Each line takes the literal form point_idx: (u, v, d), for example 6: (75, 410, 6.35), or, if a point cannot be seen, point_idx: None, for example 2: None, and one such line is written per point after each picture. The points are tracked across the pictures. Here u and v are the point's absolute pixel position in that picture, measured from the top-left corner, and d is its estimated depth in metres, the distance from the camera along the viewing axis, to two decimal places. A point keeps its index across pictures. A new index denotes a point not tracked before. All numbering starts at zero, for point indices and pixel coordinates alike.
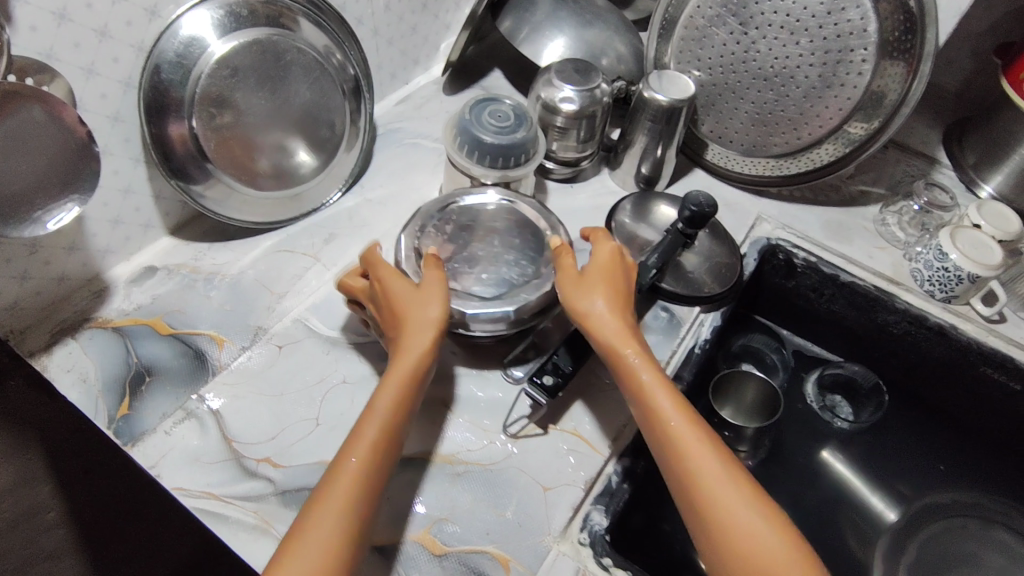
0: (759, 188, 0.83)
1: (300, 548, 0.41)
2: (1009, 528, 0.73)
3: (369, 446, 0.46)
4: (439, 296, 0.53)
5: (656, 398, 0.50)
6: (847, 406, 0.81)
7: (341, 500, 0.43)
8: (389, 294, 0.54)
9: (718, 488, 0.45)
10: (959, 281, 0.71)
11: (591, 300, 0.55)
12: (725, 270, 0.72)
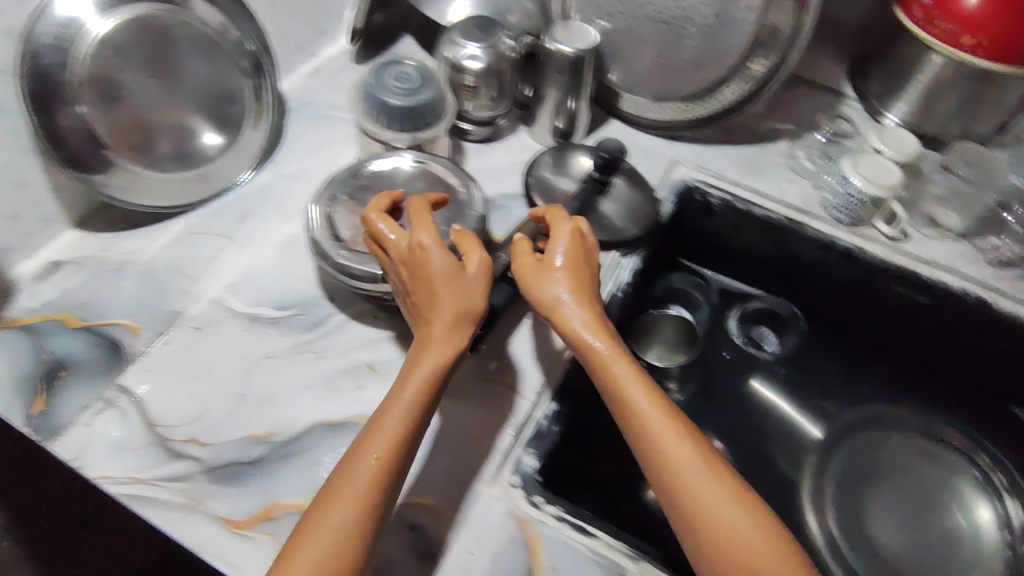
0: (674, 133, 0.83)
1: (316, 542, 0.42)
2: (923, 433, 0.79)
3: (393, 439, 0.46)
4: (480, 288, 0.52)
5: (629, 392, 0.50)
6: (772, 336, 0.85)
7: (356, 500, 0.43)
8: (430, 271, 0.51)
9: (699, 484, 0.46)
10: (862, 204, 0.74)
11: (559, 294, 0.55)
12: (641, 212, 0.73)
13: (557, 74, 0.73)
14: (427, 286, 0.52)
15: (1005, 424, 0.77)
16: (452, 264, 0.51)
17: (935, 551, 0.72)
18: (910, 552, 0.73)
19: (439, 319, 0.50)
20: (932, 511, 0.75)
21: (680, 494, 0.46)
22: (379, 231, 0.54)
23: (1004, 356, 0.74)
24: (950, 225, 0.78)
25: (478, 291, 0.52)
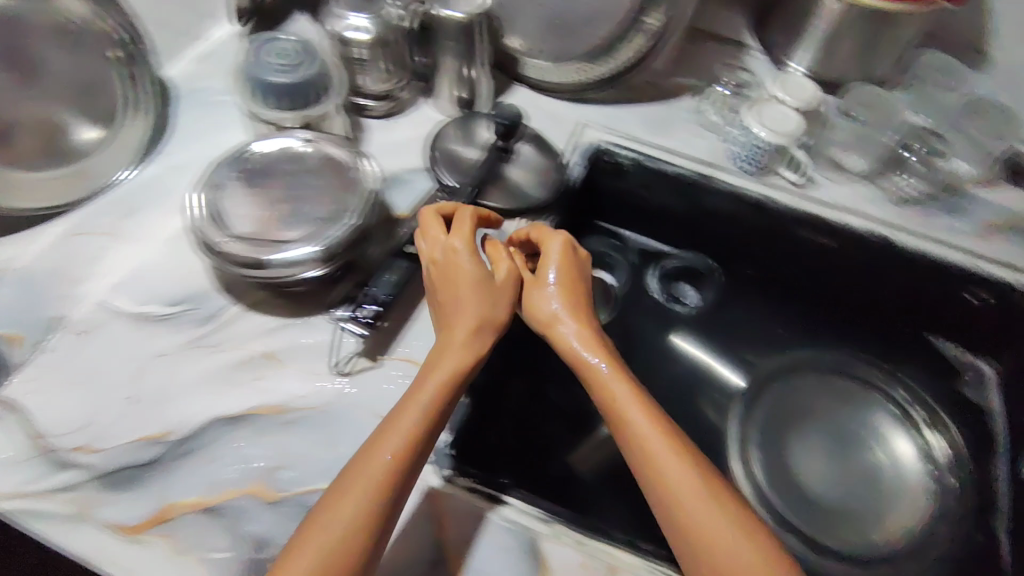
0: (579, 95, 0.82)
1: (317, 542, 0.42)
2: (844, 374, 0.81)
3: (400, 446, 0.46)
4: (507, 296, 0.56)
5: (623, 404, 0.51)
6: (693, 291, 0.85)
7: (360, 502, 0.43)
8: (463, 273, 0.55)
9: (686, 494, 0.46)
10: (765, 153, 0.75)
11: (554, 309, 0.57)
12: (546, 176, 0.72)
13: (450, 42, 0.71)
14: (454, 290, 0.55)
15: (921, 350, 0.81)
16: (482, 270, 0.55)
17: (857, 487, 0.75)
18: (835, 489, 0.75)
19: (462, 323, 0.53)
20: (852, 449, 0.78)
21: (670, 506, 0.46)
22: (425, 233, 0.58)
23: (905, 289, 0.77)
24: (853, 167, 0.79)
25: (500, 302, 0.56)
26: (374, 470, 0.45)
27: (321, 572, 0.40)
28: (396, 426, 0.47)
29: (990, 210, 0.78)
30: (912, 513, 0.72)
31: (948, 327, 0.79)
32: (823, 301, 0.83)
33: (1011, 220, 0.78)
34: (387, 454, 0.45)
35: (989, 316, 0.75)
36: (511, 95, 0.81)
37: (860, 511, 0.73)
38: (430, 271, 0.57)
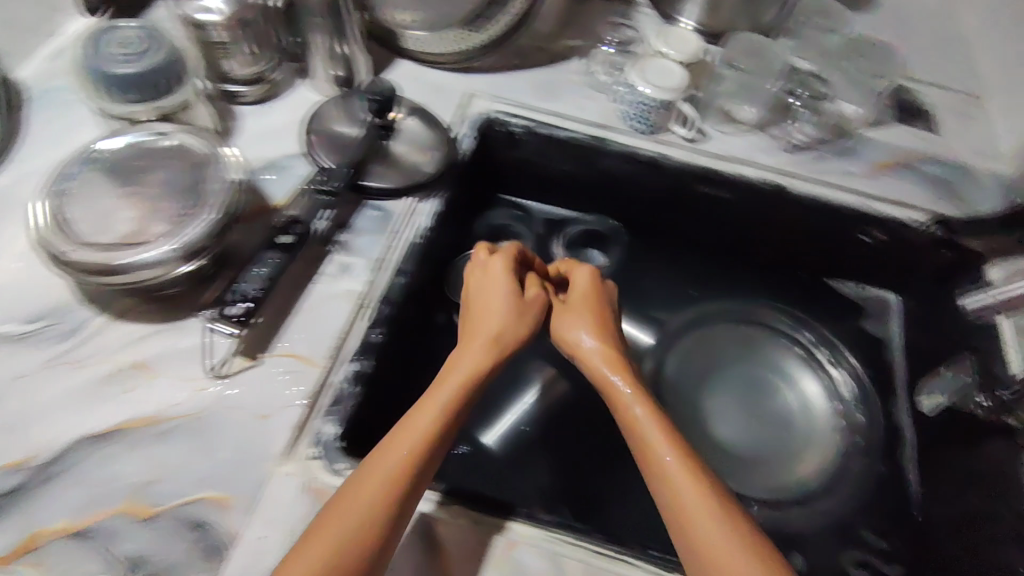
0: (466, 64, 0.79)
1: (336, 523, 0.42)
2: (750, 322, 0.83)
3: (420, 441, 0.47)
4: (529, 315, 0.60)
5: (632, 407, 0.53)
6: (598, 255, 0.84)
7: (382, 484, 0.44)
8: (494, 290, 0.60)
9: (685, 485, 0.46)
10: (653, 109, 0.73)
11: (580, 329, 0.60)
12: (431, 153, 0.70)
13: (319, 19, 0.68)
14: (487, 304, 0.59)
15: (825, 292, 0.82)
16: (511, 289, 0.60)
17: (768, 433, 0.77)
18: (746, 439, 0.77)
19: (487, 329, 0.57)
20: (764, 395, 0.80)
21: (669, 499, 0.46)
22: (478, 255, 0.64)
23: (805, 233, 0.78)
24: (744, 118, 0.79)
25: (524, 321, 0.59)
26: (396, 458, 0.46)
27: (331, 556, 0.41)
28: (415, 417, 0.48)
29: (881, 150, 0.79)
30: (820, 452, 0.75)
31: (846, 270, 0.80)
32: (726, 255, 0.84)
33: (899, 158, 0.79)
34: (406, 449, 0.46)
35: (882, 253, 0.76)
36: (395, 71, 0.78)
37: (769, 455, 0.76)
38: (471, 290, 0.62)
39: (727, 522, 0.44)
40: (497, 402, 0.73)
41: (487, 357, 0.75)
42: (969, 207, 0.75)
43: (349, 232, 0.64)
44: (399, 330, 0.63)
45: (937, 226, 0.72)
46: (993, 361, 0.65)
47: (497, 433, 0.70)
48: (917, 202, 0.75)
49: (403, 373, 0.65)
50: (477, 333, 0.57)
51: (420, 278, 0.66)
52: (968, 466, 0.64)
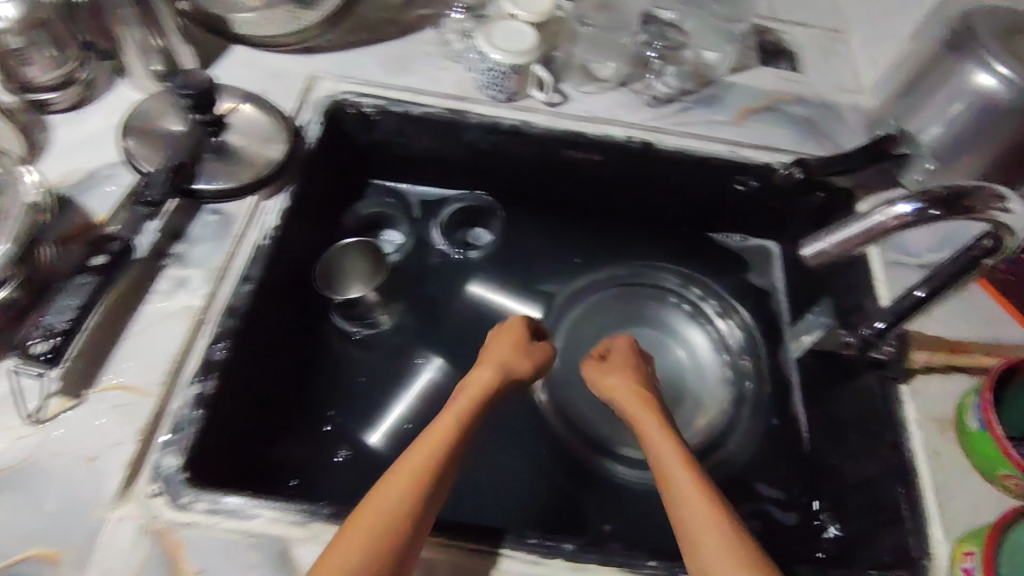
0: (308, 44, 0.74)
1: (363, 516, 0.43)
2: (645, 285, 0.81)
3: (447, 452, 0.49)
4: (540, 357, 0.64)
5: (652, 430, 0.56)
6: (483, 231, 0.82)
7: (414, 487, 0.45)
8: (515, 331, 0.65)
9: (692, 498, 0.47)
10: (505, 76, 0.70)
11: (614, 373, 0.64)
12: (269, 146, 0.65)
13: (125, 10, 0.61)
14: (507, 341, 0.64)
15: (706, 248, 0.83)
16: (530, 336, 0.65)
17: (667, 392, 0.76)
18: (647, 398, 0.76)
19: (501, 355, 0.61)
20: (656, 355, 0.79)
21: (675, 500, 0.48)
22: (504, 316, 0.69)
23: (678, 188, 0.77)
24: (603, 76, 0.76)
25: (536, 358, 0.63)
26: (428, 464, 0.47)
27: (354, 551, 0.41)
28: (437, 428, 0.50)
29: (746, 94, 0.78)
30: (716, 404, 0.75)
31: (724, 219, 0.80)
32: (610, 218, 0.82)
33: (766, 101, 0.78)
34: (435, 456, 0.48)
35: (754, 199, 0.76)
36: (230, 59, 0.72)
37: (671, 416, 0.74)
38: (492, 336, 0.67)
39: (721, 522, 0.45)
40: (380, 397, 0.70)
41: (369, 353, 0.72)
42: (835, 145, 0.75)
43: (184, 241, 0.60)
44: (249, 341, 0.59)
45: (797, 169, 0.70)
46: (863, 297, 0.66)
47: (384, 432, 0.67)
48: (782, 146, 0.74)
49: (262, 383, 0.62)
50: (489, 359, 0.61)
51: (274, 284, 0.62)
52: (846, 405, 0.65)
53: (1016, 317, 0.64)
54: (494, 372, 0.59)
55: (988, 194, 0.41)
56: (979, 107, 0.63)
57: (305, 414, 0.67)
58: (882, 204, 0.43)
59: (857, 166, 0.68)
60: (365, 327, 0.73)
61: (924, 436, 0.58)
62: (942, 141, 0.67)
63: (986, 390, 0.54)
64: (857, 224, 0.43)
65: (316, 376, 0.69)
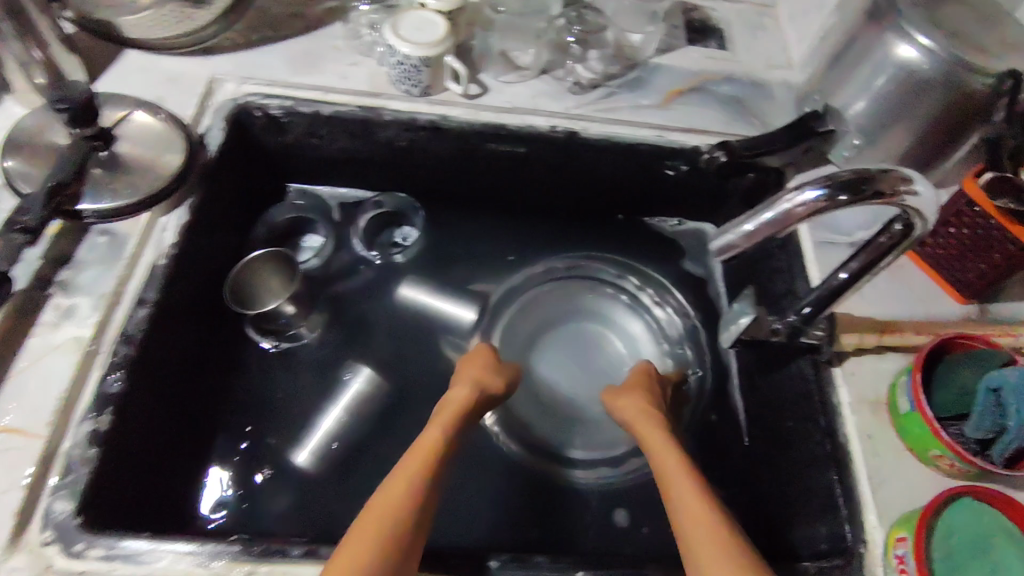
0: (208, 44, 0.69)
1: (350, 543, 0.45)
2: (582, 275, 0.79)
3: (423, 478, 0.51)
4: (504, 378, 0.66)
5: (663, 453, 0.57)
6: (412, 229, 0.79)
7: (398, 514, 0.47)
8: (477, 357, 0.67)
9: (705, 528, 0.48)
10: (416, 70, 0.66)
11: (629, 398, 0.65)
12: (165, 156, 0.61)
13: None
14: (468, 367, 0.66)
15: (640, 230, 0.81)
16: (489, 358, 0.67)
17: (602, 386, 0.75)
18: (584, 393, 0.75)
19: (473, 375, 0.64)
20: (593, 347, 0.77)
21: (682, 525, 0.49)
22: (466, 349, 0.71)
23: (608, 176, 0.74)
24: (523, 64, 0.73)
25: (507, 377, 0.67)
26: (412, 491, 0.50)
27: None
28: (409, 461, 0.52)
29: (674, 75, 0.75)
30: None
31: (657, 204, 0.78)
32: (538, 212, 0.80)
33: (693, 82, 0.75)
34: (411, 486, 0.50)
35: (688, 184, 0.74)
36: (124, 65, 0.68)
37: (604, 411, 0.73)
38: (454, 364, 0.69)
39: (732, 549, 0.46)
40: (308, 413, 0.67)
41: (294, 364, 0.70)
42: (762, 123, 0.73)
43: (71, 266, 0.56)
44: (150, 369, 0.56)
45: (720, 152, 0.67)
46: (794, 280, 0.64)
47: (311, 449, 0.65)
48: (711, 129, 0.72)
49: (164, 410, 0.58)
50: (462, 379, 0.64)
51: (173, 305, 0.59)
52: (782, 391, 0.64)
53: (951, 292, 0.64)
54: (470, 394, 0.62)
55: (893, 178, 0.40)
56: (903, 80, 0.61)
57: (218, 435, 0.64)
58: (787, 192, 0.41)
59: (783, 146, 0.66)
60: (284, 339, 0.71)
61: (857, 421, 0.57)
62: (866, 116, 0.65)
63: (915, 371, 0.54)
64: (761, 214, 0.41)
65: (231, 394, 0.67)
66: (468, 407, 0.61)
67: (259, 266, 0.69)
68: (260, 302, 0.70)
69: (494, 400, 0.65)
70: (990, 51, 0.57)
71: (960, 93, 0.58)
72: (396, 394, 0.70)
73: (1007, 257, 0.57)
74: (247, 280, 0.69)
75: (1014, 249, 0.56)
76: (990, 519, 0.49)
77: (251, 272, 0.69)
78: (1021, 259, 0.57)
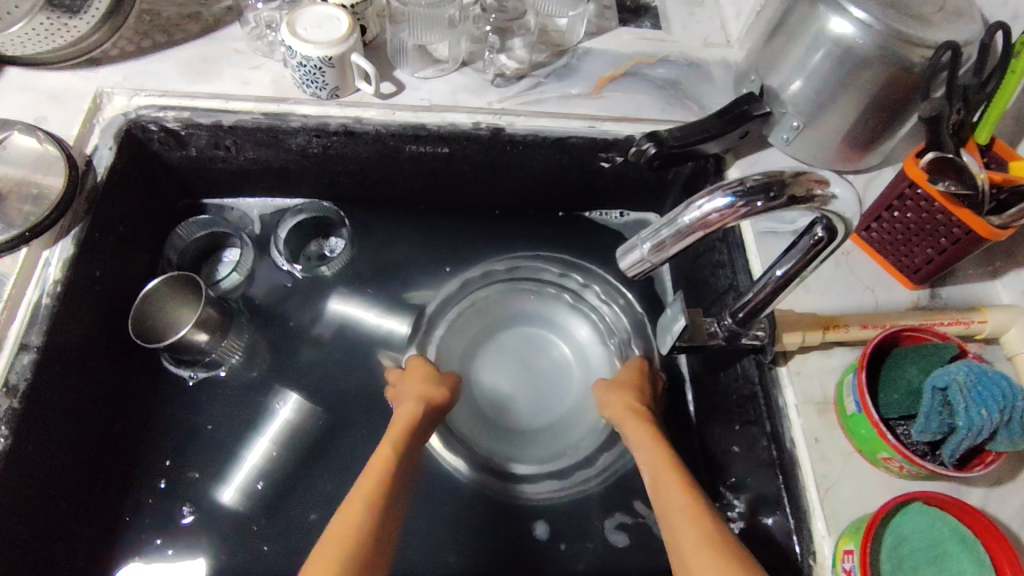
0: (94, 54, 0.64)
1: None
2: (533, 280, 0.74)
3: (369, 512, 0.47)
4: (442, 385, 0.62)
5: (651, 455, 0.54)
6: (339, 240, 0.74)
7: (343, 557, 0.43)
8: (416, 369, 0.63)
9: (681, 516, 0.47)
10: (320, 72, 0.60)
11: (618, 405, 0.61)
12: (45, 181, 0.56)
13: None
14: (410, 380, 0.62)
15: (581, 228, 0.77)
16: (428, 368, 0.63)
17: (546, 395, 0.71)
18: (529, 403, 0.70)
19: (416, 391, 0.60)
20: (538, 353, 0.73)
21: (667, 523, 0.47)
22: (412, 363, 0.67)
23: (541, 172, 0.70)
24: (440, 57, 0.68)
25: (452, 387, 0.63)
26: (365, 527, 0.46)
27: None
28: (354, 493, 0.49)
29: (605, 60, 0.71)
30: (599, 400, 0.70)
31: (596, 198, 0.74)
32: (474, 211, 0.76)
33: (625, 66, 0.71)
34: (356, 521, 0.46)
35: (625, 175, 0.70)
36: (1, 82, 0.62)
37: (549, 421, 0.69)
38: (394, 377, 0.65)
39: (706, 533, 0.45)
40: (229, 444, 0.63)
41: (213, 393, 0.65)
42: (699, 106, 0.69)
43: None
44: (43, 417, 0.52)
45: (648, 143, 0.63)
46: (736, 275, 0.60)
47: (238, 487, 0.61)
48: (645, 115, 0.67)
49: (64, 456, 0.55)
50: (405, 399, 0.60)
51: (65, 344, 0.55)
52: (728, 390, 0.61)
53: (900, 278, 0.60)
54: (416, 411, 0.58)
55: (807, 179, 0.37)
56: (838, 56, 0.56)
57: (131, 481, 0.60)
58: (699, 196, 0.38)
59: (717, 133, 0.62)
60: (200, 368, 0.65)
61: (804, 424, 0.54)
62: (805, 96, 0.61)
63: (860, 370, 0.50)
64: (672, 221, 0.38)
65: (144, 433, 0.63)
66: (416, 423, 0.57)
67: (144, 310, 0.63)
68: (176, 324, 0.65)
69: (441, 413, 0.61)
70: (925, 21, 0.54)
71: (898, 68, 0.55)
72: (328, 417, 0.65)
73: (953, 241, 0.54)
74: (150, 327, 0.64)
75: (960, 233, 0.53)
76: (943, 526, 0.46)
77: (147, 319, 0.63)
78: (969, 243, 0.53)
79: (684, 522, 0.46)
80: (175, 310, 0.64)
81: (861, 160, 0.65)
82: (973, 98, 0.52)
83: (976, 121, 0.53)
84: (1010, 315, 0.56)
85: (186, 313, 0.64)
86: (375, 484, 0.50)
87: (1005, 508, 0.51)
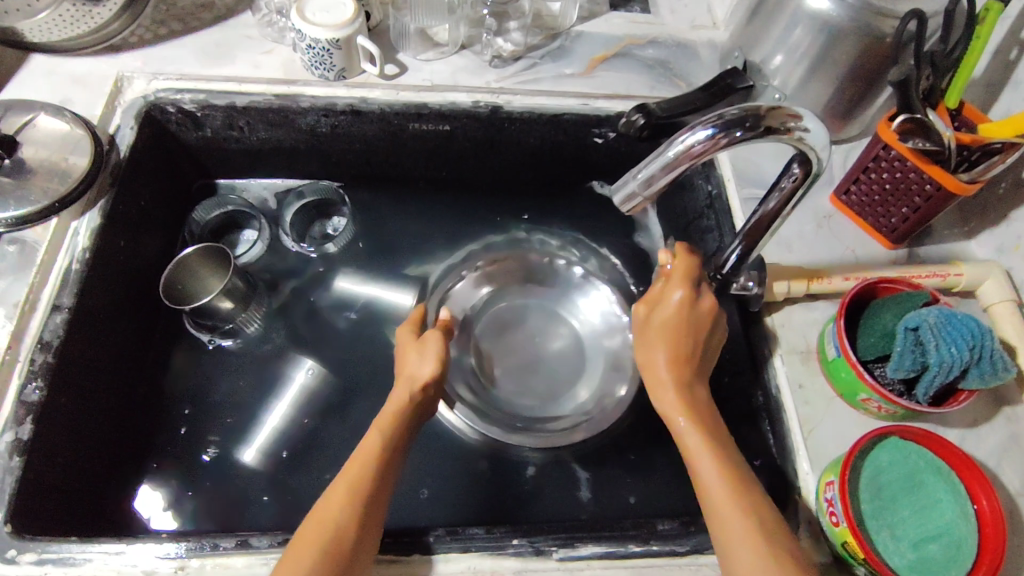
0: (115, 41, 0.68)
1: (321, 509, 0.45)
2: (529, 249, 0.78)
3: (375, 450, 0.49)
4: (436, 354, 0.56)
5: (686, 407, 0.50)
6: (341, 219, 0.77)
7: (352, 489, 0.46)
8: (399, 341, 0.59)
9: (718, 489, 0.45)
10: (327, 53, 0.64)
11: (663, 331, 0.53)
12: (70, 159, 0.59)
13: None
14: (405, 351, 0.58)
15: (578, 202, 0.80)
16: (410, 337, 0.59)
17: (564, 362, 0.72)
18: (547, 372, 0.71)
19: (409, 367, 0.56)
20: (552, 326, 0.74)
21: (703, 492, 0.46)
22: (416, 321, 0.62)
23: (537, 147, 0.73)
24: (441, 40, 0.72)
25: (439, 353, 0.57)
26: (346, 522, 0.44)
27: (325, 553, 0.43)
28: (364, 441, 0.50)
29: (596, 42, 0.75)
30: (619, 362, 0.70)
31: (592, 173, 0.77)
32: (474, 189, 0.79)
33: (616, 48, 0.74)
34: (371, 457, 0.48)
35: (619, 151, 0.73)
36: (27, 68, 0.66)
37: (565, 379, 0.71)
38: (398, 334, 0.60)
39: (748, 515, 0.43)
40: (245, 408, 0.65)
41: (227, 359, 0.68)
42: (687, 83, 0.73)
43: None
44: (72, 372, 0.55)
45: (637, 114, 0.66)
46: (723, 237, 0.64)
47: (257, 446, 0.63)
48: (635, 93, 0.71)
49: (92, 413, 0.58)
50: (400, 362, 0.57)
51: (91, 309, 0.58)
52: None
53: (878, 238, 0.64)
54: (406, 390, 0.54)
55: (783, 113, 0.41)
56: (814, 29, 0.60)
57: (157, 441, 0.63)
58: (682, 132, 0.42)
59: (702, 106, 0.66)
60: (218, 334, 0.68)
61: (788, 372, 0.57)
62: (786, 69, 0.65)
63: (839, 318, 0.53)
64: (659, 155, 0.42)
65: (166, 395, 0.66)
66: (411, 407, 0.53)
67: (174, 276, 0.67)
68: (199, 282, 0.69)
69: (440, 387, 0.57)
70: None
71: (871, 39, 0.58)
72: (338, 381, 0.67)
73: (925, 199, 0.57)
74: (175, 287, 0.68)
75: (932, 190, 0.56)
76: (918, 457, 0.49)
77: (176, 284, 0.68)
78: (940, 200, 0.57)
79: (734, 524, 0.43)
80: (197, 274, 0.69)
81: (842, 130, 0.69)
82: (941, 64, 0.55)
83: (945, 86, 0.56)
84: (982, 269, 0.59)
85: (212, 285, 0.69)
86: (367, 462, 0.48)
87: (979, 447, 0.54)
